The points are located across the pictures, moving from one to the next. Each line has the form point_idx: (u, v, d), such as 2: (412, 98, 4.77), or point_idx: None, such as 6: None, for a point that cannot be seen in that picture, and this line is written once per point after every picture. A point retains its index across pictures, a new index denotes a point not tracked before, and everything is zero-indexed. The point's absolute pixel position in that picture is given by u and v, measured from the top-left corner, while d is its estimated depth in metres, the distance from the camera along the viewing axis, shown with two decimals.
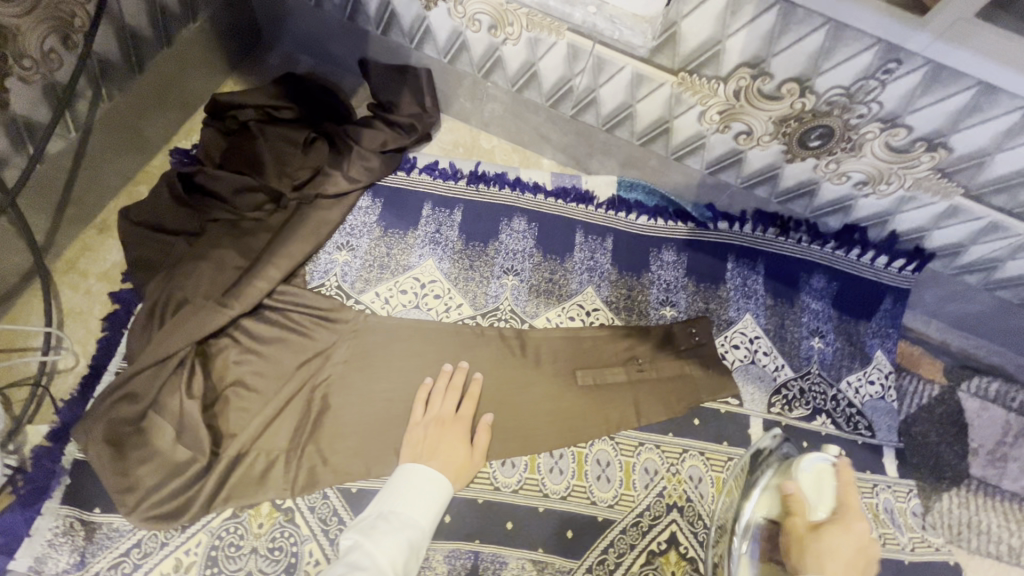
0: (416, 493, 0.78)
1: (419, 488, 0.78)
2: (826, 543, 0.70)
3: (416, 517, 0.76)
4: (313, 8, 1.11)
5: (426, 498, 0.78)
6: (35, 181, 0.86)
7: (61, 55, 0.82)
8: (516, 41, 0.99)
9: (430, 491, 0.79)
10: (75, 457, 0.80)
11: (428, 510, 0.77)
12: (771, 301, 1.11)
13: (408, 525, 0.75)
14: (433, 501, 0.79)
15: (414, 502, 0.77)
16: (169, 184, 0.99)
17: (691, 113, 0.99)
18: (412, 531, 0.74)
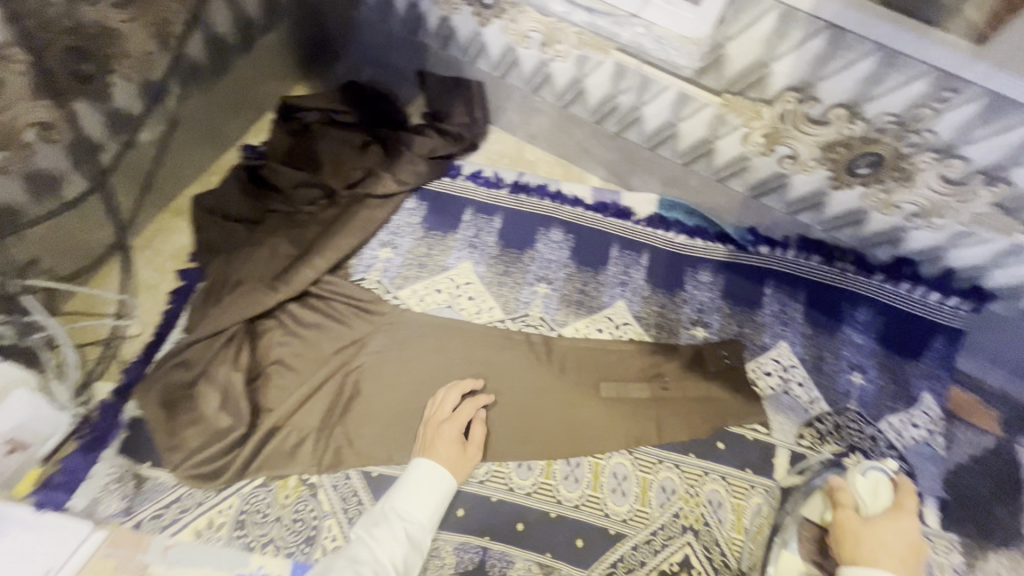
0: (417, 490, 0.81)
1: (421, 485, 0.82)
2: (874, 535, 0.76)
3: (416, 513, 0.79)
4: (379, 22, 1.19)
5: (427, 494, 0.81)
6: (125, 165, 0.96)
7: (158, 57, 0.93)
8: (565, 59, 1.03)
9: (431, 488, 0.82)
10: (132, 415, 0.88)
11: (429, 506, 0.81)
12: (809, 331, 1.08)
13: (408, 520, 0.78)
14: (433, 498, 0.82)
15: (415, 498, 0.80)
16: (238, 176, 1.09)
17: (735, 135, 0.99)
18: (412, 526, 0.78)
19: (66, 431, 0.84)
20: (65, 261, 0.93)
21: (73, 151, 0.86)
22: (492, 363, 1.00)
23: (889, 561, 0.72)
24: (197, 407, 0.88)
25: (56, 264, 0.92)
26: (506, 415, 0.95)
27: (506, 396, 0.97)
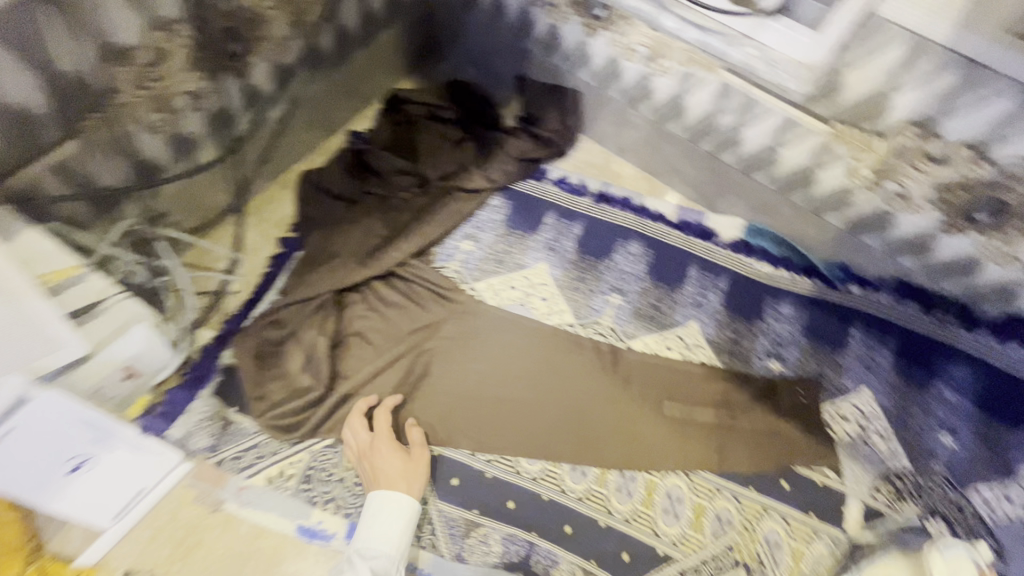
0: (374, 523, 0.80)
1: (381, 519, 0.81)
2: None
3: (378, 545, 0.78)
4: (487, 26, 1.23)
5: (388, 524, 0.80)
6: (250, 138, 1.06)
7: (292, 42, 1.02)
8: (669, 74, 1.04)
9: (393, 511, 0.81)
10: (227, 363, 0.96)
11: (395, 536, 0.80)
12: (897, 381, 1.01)
13: (372, 556, 0.77)
14: (394, 525, 0.80)
15: (376, 533, 0.80)
16: (344, 159, 1.17)
17: (839, 166, 0.96)
18: (377, 560, 0.77)
19: (174, 367, 0.92)
20: (189, 216, 1.03)
21: (212, 120, 0.96)
22: (557, 364, 1.01)
23: None
24: (284, 364, 0.95)
25: (181, 218, 1.02)
26: (565, 418, 0.96)
27: (568, 400, 0.97)
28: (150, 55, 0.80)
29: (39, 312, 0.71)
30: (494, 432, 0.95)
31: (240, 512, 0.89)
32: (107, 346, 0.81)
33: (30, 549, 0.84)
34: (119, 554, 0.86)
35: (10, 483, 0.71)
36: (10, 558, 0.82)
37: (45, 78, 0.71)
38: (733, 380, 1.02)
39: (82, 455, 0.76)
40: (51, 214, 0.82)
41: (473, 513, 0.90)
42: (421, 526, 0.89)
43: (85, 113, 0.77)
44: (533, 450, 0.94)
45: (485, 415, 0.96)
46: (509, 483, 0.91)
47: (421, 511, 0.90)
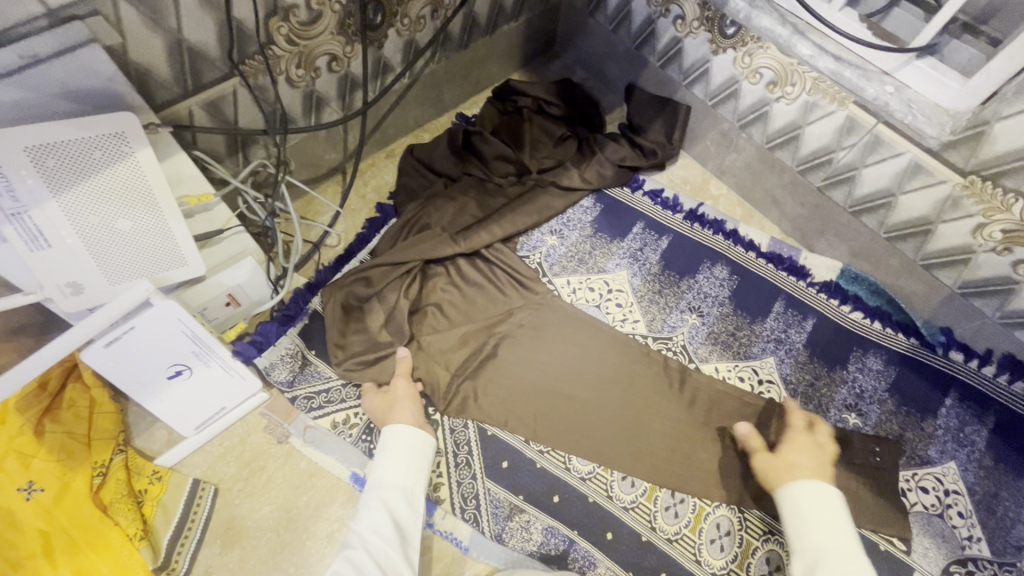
0: (381, 458, 0.81)
1: (394, 453, 0.81)
2: (783, 462, 0.85)
3: (389, 477, 0.78)
4: (610, 32, 1.25)
5: (392, 457, 0.80)
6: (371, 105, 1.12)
7: (426, 21, 1.07)
8: (792, 101, 1.01)
9: (400, 444, 0.82)
10: (316, 308, 1.02)
11: (406, 469, 0.80)
12: (990, 463, 0.94)
13: (382, 488, 0.77)
14: (400, 456, 0.81)
15: (387, 467, 0.80)
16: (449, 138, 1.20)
17: (966, 222, 0.92)
18: (388, 491, 0.77)
19: (270, 303, 0.98)
20: (303, 168, 1.10)
21: (342, 84, 1.02)
22: (622, 372, 1.00)
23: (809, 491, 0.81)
24: (367, 320, 1.00)
25: (297, 169, 1.09)
26: (622, 427, 0.95)
27: (628, 408, 0.97)
28: (308, 14, 0.87)
29: (174, 231, 0.79)
30: (551, 426, 0.95)
31: (302, 448, 0.94)
32: (216, 272, 0.90)
33: (120, 438, 0.91)
34: (190, 463, 0.93)
35: (120, 374, 0.79)
36: (103, 441, 0.89)
37: (218, 21, 0.78)
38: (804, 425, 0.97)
39: (181, 364, 0.82)
40: (195, 145, 0.90)
41: (518, 498, 0.92)
42: (466, 499, 0.92)
43: (245, 59, 0.85)
44: (585, 450, 0.94)
45: (544, 407, 0.96)
46: (557, 478, 0.92)
47: (469, 485, 0.93)
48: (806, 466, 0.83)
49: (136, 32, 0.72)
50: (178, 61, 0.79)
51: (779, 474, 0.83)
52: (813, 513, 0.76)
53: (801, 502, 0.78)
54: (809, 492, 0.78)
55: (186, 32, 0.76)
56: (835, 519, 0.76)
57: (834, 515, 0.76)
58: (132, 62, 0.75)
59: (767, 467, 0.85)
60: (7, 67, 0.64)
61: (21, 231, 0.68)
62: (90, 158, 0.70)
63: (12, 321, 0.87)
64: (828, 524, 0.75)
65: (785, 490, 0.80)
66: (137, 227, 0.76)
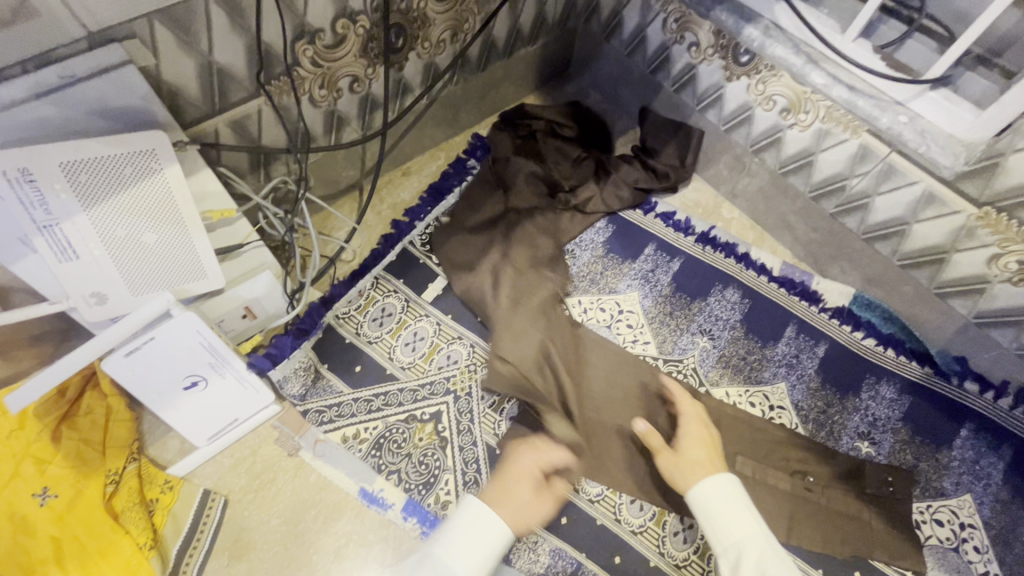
0: (466, 537, 0.71)
1: (472, 535, 0.71)
2: (681, 457, 0.83)
3: (456, 562, 0.69)
4: (625, 56, 1.27)
5: (474, 547, 0.70)
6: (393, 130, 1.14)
7: (446, 45, 1.09)
8: (805, 128, 1.02)
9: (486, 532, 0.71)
10: (330, 322, 1.04)
11: (474, 567, 0.69)
12: (1006, 496, 0.92)
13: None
14: (480, 550, 0.70)
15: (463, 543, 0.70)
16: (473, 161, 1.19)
17: (981, 252, 0.91)
18: None
19: (286, 317, 0.99)
20: (321, 185, 1.12)
21: (362, 104, 1.05)
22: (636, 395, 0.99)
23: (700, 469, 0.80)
24: None
25: (315, 186, 1.11)
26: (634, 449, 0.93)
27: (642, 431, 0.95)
28: (332, 38, 0.90)
29: (198, 244, 0.81)
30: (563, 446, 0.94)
31: (312, 462, 0.95)
32: (236, 284, 0.91)
33: (133, 447, 0.92)
34: (201, 474, 0.94)
35: (139, 384, 0.80)
36: (117, 449, 0.91)
37: (247, 43, 0.81)
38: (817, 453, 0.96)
39: (198, 375, 0.83)
40: (219, 161, 0.93)
41: None
42: None
43: (271, 79, 0.88)
44: (595, 472, 0.93)
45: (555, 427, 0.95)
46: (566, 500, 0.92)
47: None
48: (696, 455, 0.83)
49: (170, 53, 0.75)
50: (208, 81, 0.82)
51: (683, 473, 0.81)
52: (722, 511, 0.74)
53: (711, 503, 0.75)
54: (716, 488, 0.76)
55: (216, 53, 0.79)
56: (743, 511, 0.74)
57: (741, 507, 0.75)
58: (164, 82, 0.77)
59: (670, 465, 0.83)
60: (46, 86, 0.66)
61: (52, 243, 0.71)
62: (120, 173, 0.73)
63: (34, 329, 0.89)
64: (741, 520, 0.73)
65: (695, 493, 0.77)
66: (161, 240, 0.78)
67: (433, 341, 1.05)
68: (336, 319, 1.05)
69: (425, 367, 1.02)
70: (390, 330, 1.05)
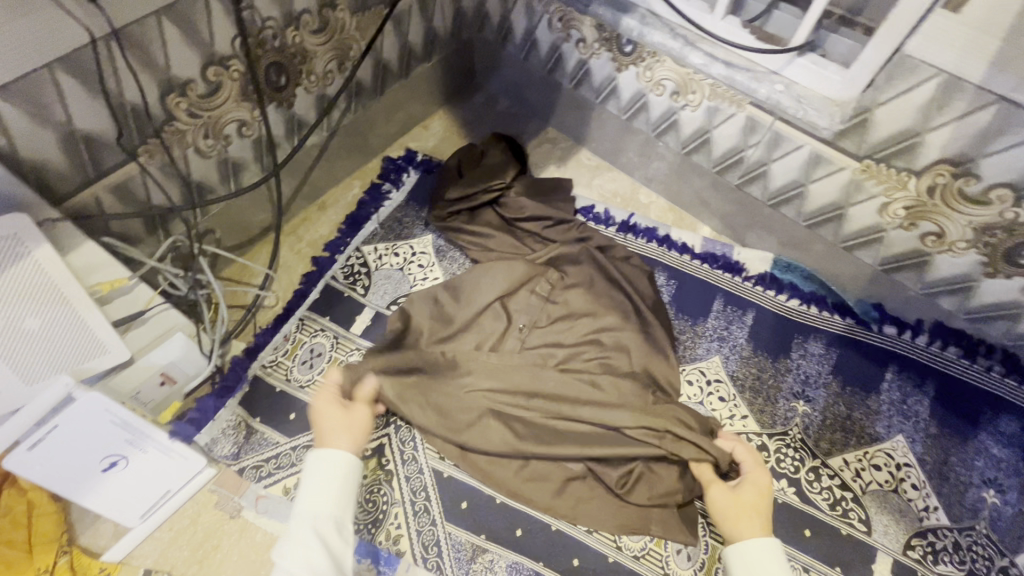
0: (312, 481, 0.74)
1: (313, 480, 0.74)
2: (733, 506, 0.80)
3: (324, 506, 0.72)
4: (523, 60, 1.28)
5: (326, 484, 0.74)
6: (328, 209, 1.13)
7: (333, 75, 1.08)
8: (695, 108, 1.05)
9: (339, 470, 0.75)
10: (255, 374, 1.01)
11: (333, 500, 0.73)
12: (935, 430, 0.96)
13: (313, 517, 0.70)
14: (336, 485, 0.74)
15: (316, 500, 0.72)
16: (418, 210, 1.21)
17: (872, 203, 0.95)
18: (321, 520, 0.70)
19: (208, 372, 0.97)
20: (230, 234, 1.09)
21: (257, 146, 1.03)
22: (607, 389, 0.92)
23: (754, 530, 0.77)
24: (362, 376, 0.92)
25: (224, 236, 1.08)
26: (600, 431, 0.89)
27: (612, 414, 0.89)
28: (205, 87, 0.87)
29: (90, 320, 0.78)
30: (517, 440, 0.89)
31: (256, 520, 0.92)
32: (145, 352, 0.88)
33: (63, 539, 0.89)
34: (140, 554, 0.90)
35: (51, 478, 0.76)
36: (45, 544, 0.86)
37: (112, 107, 0.78)
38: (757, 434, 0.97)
39: (117, 454, 0.80)
40: (107, 231, 0.89)
41: (479, 537, 0.89)
42: (428, 548, 0.89)
43: (145, 139, 0.85)
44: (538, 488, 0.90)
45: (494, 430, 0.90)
46: (517, 511, 0.91)
47: (430, 531, 0.90)
48: (750, 498, 0.80)
49: (23, 131, 0.71)
50: (75, 151, 0.78)
51: (729, 521, 0.79)
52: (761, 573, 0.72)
53: (743, 566, 0.73)
54: (753, 549, 0.74)
55: (77, 122, 0.76)
56: None
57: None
58: (23, 161, 0.74)
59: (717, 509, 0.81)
60: None
61: None
62: None
63: None
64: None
65: (733, 546, 0.75)
66: (47, 324, 0.74)
67: None
68: (263, 369, 1.02)
69: None
70: (321, 370, 1.03)
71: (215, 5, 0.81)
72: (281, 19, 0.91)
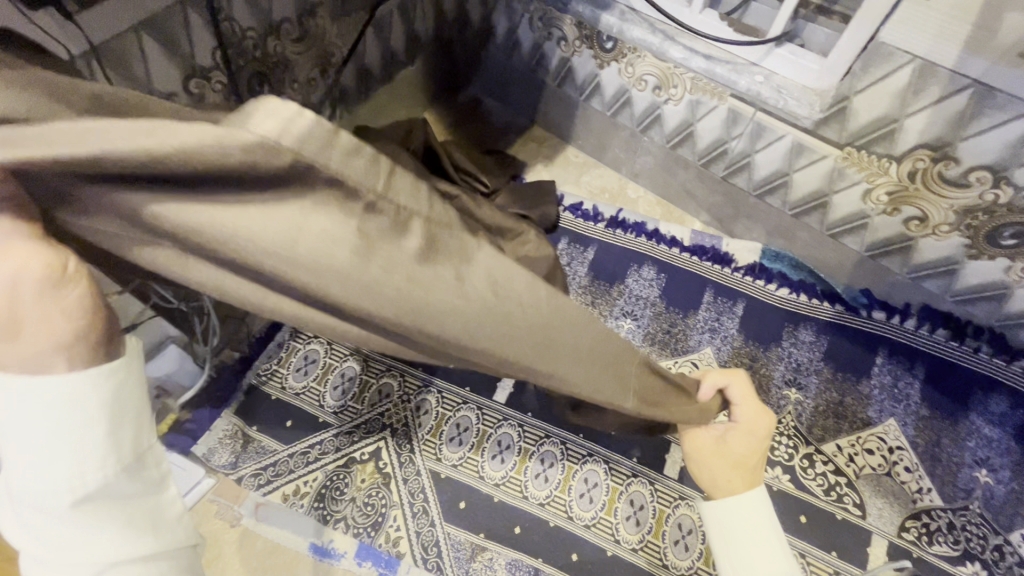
0: (9, 430, 0.32)
1: (11, 433, 0.32)
2: (722, 455, 0.62)
3: (53, 476, 0.33)
4: (506, 60, 1.29)
5: (31, 433, 0.32)
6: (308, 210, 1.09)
7: (316, 83, 1.08)
8: (677, 102, 1.06)
9: (62, 407, 0.33)
10: (250, 384, 1.02)
11: (81, 447, 0.33)
12: (926, 412, 0.97)
13: (49, 491, 0.33)
14: (64, 435, 0.33)
15: (25, 454, 0.33)
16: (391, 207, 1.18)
17: (855, 190, 0.96)
18: (72, 488, 0.33)
19: (202, 381, 0.98)
20: None
21: None
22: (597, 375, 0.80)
23: (733, 479, 0.59)
24: None
25: None
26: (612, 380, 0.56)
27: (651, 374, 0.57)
28: (188, 100, 0.88)
29: None
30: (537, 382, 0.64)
31: (256, 527, 0.91)
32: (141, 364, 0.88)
33: None
34: None
35: None
36: None
37: None
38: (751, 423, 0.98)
39: None
40: None
41: (478, 536, 0.90)
42: (427, 549, 0.89)
43: None
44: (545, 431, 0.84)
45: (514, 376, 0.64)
46: (515, 508, 0.92)
47: (429, 532, 0.91)
48: (743, 454, 0.61)
49: None
50: None
51: (709, 468, 0.61)
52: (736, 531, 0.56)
53: (722, 525, 0.57)
54: (735, 505, 0.57)
55: None
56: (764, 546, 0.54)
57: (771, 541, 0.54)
58: None
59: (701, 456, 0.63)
60: None
61: None
62: None
63: None
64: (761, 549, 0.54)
65: (712, 502, 0.58)
66: None
67: (362, 379, 1.03)
68: (257, 378, 1.03)
69: (358, 408, 1.00)
70: (316, 376, 1.03)
71: (194, 17, 0.81)
72: (261, 29, 0.91)
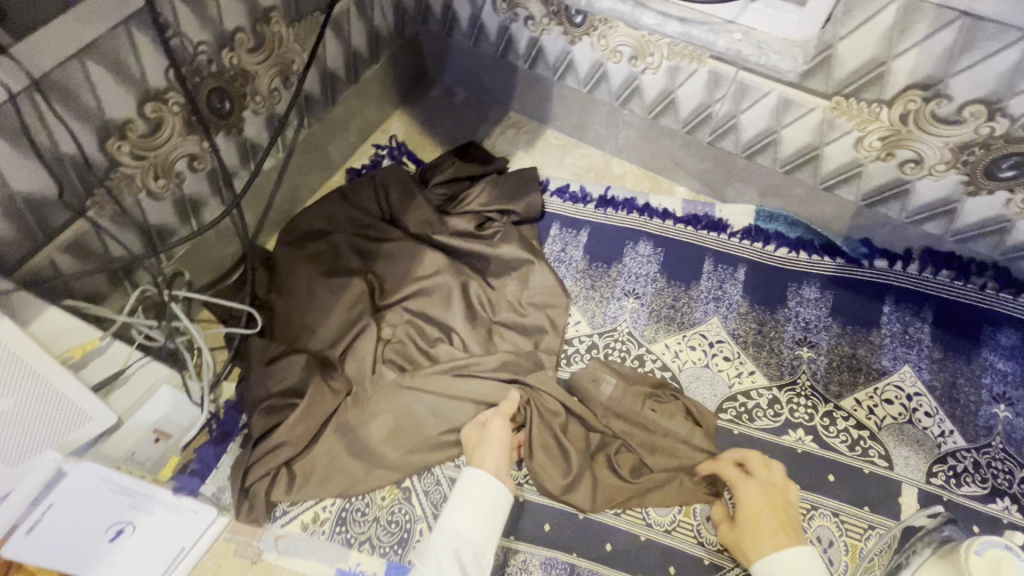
0: (468, 502, 0.76)
1: (466, 500, 0.76)
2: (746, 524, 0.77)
3: (467, 526, 0.74)
4: (473, 46, 1.25)
5: (479, 507, 0.76)
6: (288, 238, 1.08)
7: (280, 93, 1.03)
8: (656, 70, 1.03)
9: (486, 497, 0.76)
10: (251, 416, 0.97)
11: (486, 524, 0.75)
12: (940, 355, 0.96)
13: (453, 538, 0.73)
14: (484, 509, 0.76)
15: (461, 518, 0.74)
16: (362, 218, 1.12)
17: (846, 139, 0.94)
18: (460, 546, 0.72)
19: (202, 421, 0.93)
20: (199, 274, 1.04)
21: (212, 179, 0.98)
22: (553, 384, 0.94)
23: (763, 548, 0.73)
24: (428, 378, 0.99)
25: (193, 277, 1.03)
26: (330, 383, 0.94)
27: (385, 379, 0.96)
28: (146, 126, 0.82)
29: (66, 388, 0.73)
30: (425, 408, 0.93)
31: (279, 561, 0.89)
32: (133, 412, 0.84)
33: None
34: None
35: (60, 553, 0.76)
36: None
37: (48, 162, 0.73)
38: (762, 390, 0.97)
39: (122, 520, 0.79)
40: (70, 293, 0.85)
41: (508, 539, 0.88)
42: None
43: (92, 191, 0.80)
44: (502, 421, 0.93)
45: (397, 411, 0.93)
46: (540, 506, 0.90)
47: None
48: (770, 523, 0.75)
49: None
50: (17, 215, 0.73)
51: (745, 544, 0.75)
52: None
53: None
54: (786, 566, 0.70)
55: (14, 184, 0.71)
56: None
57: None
58: None
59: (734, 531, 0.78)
60: None
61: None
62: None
63: None
64: None
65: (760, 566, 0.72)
66: (21, 402, 0.69)
67: None
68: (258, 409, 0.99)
69: None
70: None
71: (141, 36, 0.76)
72: (214, 42, 0.86)
